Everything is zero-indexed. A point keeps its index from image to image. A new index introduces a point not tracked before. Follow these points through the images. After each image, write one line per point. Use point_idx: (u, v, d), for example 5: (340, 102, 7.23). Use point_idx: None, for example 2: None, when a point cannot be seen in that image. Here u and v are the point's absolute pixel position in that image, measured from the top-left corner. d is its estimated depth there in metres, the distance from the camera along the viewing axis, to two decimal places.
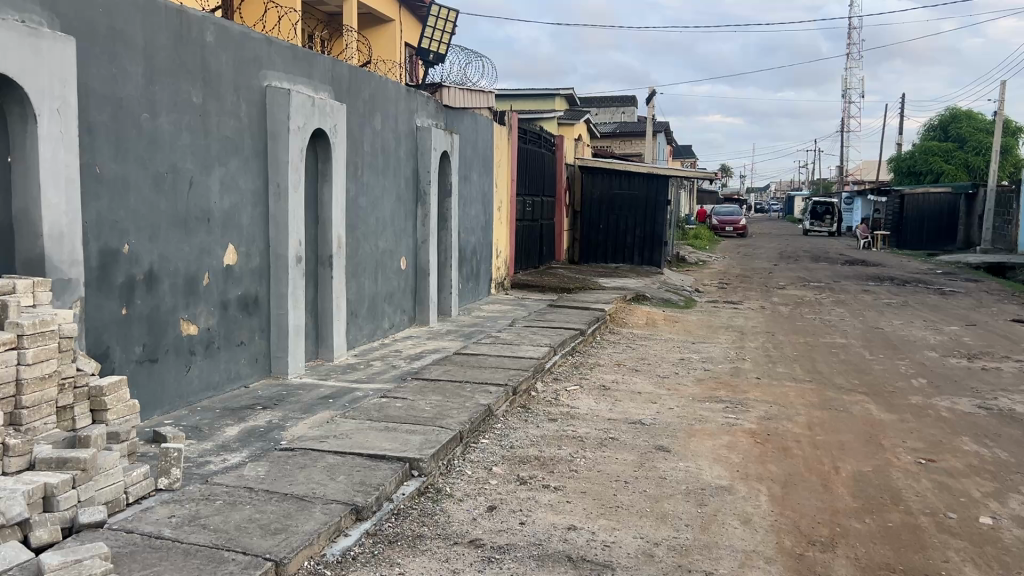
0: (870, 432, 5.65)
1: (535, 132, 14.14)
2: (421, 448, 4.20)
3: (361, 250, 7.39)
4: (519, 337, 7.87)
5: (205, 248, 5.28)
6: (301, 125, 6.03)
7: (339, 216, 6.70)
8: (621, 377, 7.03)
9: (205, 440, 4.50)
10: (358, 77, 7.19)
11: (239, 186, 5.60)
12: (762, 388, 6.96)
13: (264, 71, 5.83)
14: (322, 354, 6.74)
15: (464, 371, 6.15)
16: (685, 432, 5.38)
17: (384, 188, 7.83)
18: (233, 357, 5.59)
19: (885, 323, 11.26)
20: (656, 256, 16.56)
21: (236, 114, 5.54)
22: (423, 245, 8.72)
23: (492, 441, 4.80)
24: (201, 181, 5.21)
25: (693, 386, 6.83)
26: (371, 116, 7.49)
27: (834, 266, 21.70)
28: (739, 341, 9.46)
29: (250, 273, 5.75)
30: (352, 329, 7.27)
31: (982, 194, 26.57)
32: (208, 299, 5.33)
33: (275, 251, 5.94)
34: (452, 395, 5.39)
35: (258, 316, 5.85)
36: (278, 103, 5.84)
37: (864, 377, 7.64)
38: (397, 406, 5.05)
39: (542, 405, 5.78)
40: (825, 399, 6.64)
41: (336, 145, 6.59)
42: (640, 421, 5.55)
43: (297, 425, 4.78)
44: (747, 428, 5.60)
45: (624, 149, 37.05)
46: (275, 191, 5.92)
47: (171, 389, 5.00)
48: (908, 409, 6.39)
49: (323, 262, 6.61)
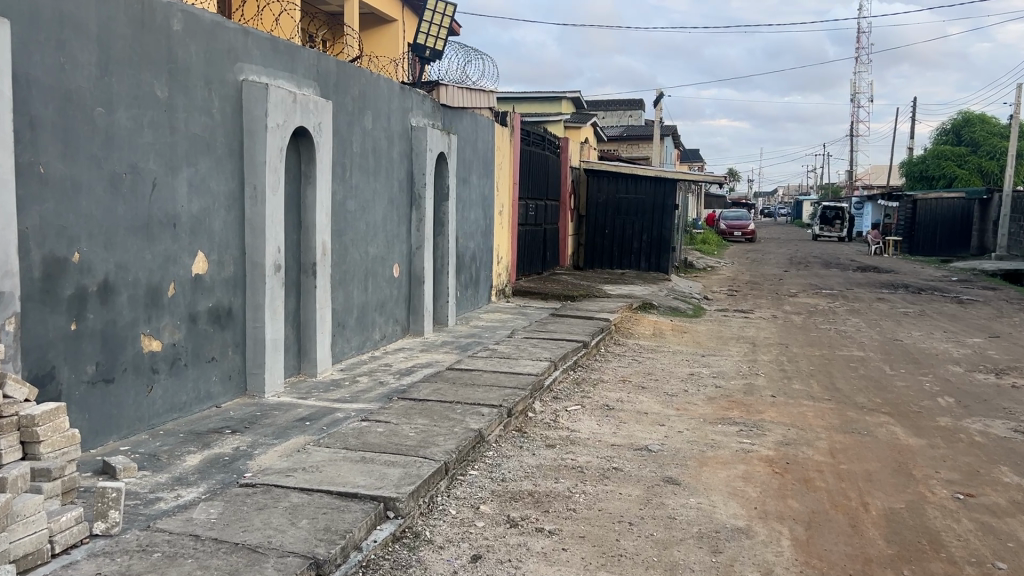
0: (900, 460, 5.16)
1: (538, 134, 13.68)
2: (398, 484, 3.72)
3: (349, 257, 6.92)
4: (518, 350, 7.40)
5: (170, 257, 4.81)
6: (281, 123, 5.58)
7: (324, 221, 6.24)
8: (627, 395, 6.54)
9: (161, 471, 4.03)
10: (346, 71, 6.73)
11: (210, 188, 5.14)
12: (779, 407, 6.46)
13: (240, 64, 5.37)
14: (305, 369, 6.26)
15: (455, 391, 5.66)
16: (695, 461, 4.89)
17: (375, 191, 7.37)
18: (202, 376, 5.13)
19: (904, 334, 10.74)
20: (663, 262, 16.14)
21: (207, 111, 5.09)
22: (417, 252, 8.26)
23: (482, 472, 4.33)
24: (166, 184, 4.75)
25: (704, 405, 6.34)
26: (361, 115, 7.04)
27: (846, 272, 21.18)
28: (751, 354, 8.96)
29: (223, 283, 5.30)
30: (339, 341, 6.81)
31: (997, 198, 25.92)
32: (174, 312, 4.87)
33: (252, 259, 5.48)
34: (441, 418, 4.91)
35: (232, 329, 5.39)
36: (255, 98, 5.39)
37: (888, 395, 7.14)
38: (378, 431, 4.57)
39: (539, 429, 5.30)
40: (847, 421, 6.15)
41: (320, 145, 6.13)
42: (646, 448, 5.07)
43: (265, 454, 4.31)
44: (764, 455, 5.11)
45: (631, 153, 36.61)
46: (252, 194, 5.46)
47: (129, 412, 4.53)
48: (938, 433, 5.89)
49: (306, 270, 6.15)
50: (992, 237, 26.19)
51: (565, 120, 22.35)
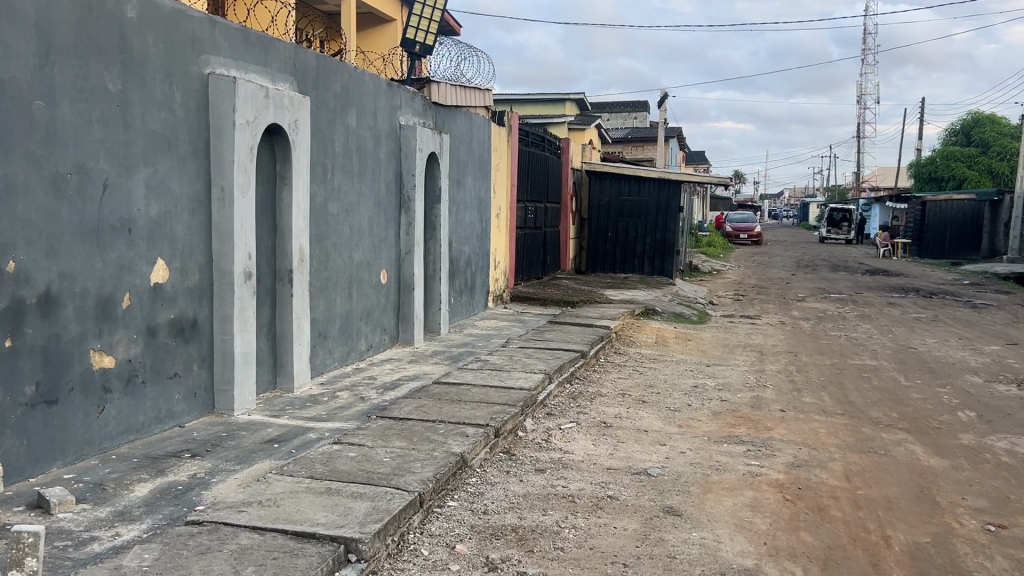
0: (922, 485, 4.73)
1: (537, 134, 13.26)
2: (363, 522, 3.30)
3: (331, 263, 6.52)
4: (511, 361, 6.99)
5: (125, 264, 4.41)
6: (251, 120, 5.18)
7: (301, 225, 5.83)
8: (626, 410, 6.12)
9: (104, 503, 3.62)
10: (327, 65, 6.33)
11: (171, 190, 4.74)
12: (788, 423, 6.04)
13: (206, 56, 4.98)
14: (281, 384, 5.86)
15: (439, 408, 5.24)
16: (699, 487, 4.47)
17: (359, 192, 6.96)
18: (163, 393, 4.73)
19: (918, 342, 10.28)
20: (667, 266, 15.76)
21: (168, 106, 4.69)
22: (407, 257, 7.86)
23: (461, 504, 3.92)
24: (119, 185, 4.34)
25: (708, 422, 5.91)
26: (344, 112, 6.64)
27: (855, 276, 20.69)
28: (758, 364, 8.52)
29: (187, 292, 4.89)
30: (321, 352, 6.40)
31: (1007, 199, 25.49)
32: (130, 325, 4.46)
33: (219, 266, 5.09)
34: (420, 440, 4.49)
35: (197, 342, 4.99)
36: (222, 93, 4.99)
37: (904, 409, 6.70)
38: (349, 457, 4.15)
39: (528, 451, 4.88)
40: (862, 439, 5.71)
41: (297, 144, 5.73)
42: (645, 472, 4.65)
43: (223, 483, 3.90)
44: (773, 480, 4.68)
45: (636, 154, 36.22)
46: (219, 196, 5.06)
47: (78, 436, 4.12)
48: (961, 452, 5.45)
49: (282, 277, 5.74)
50: (1003, 239, 25.79)
51: (568, 121, 21.94)
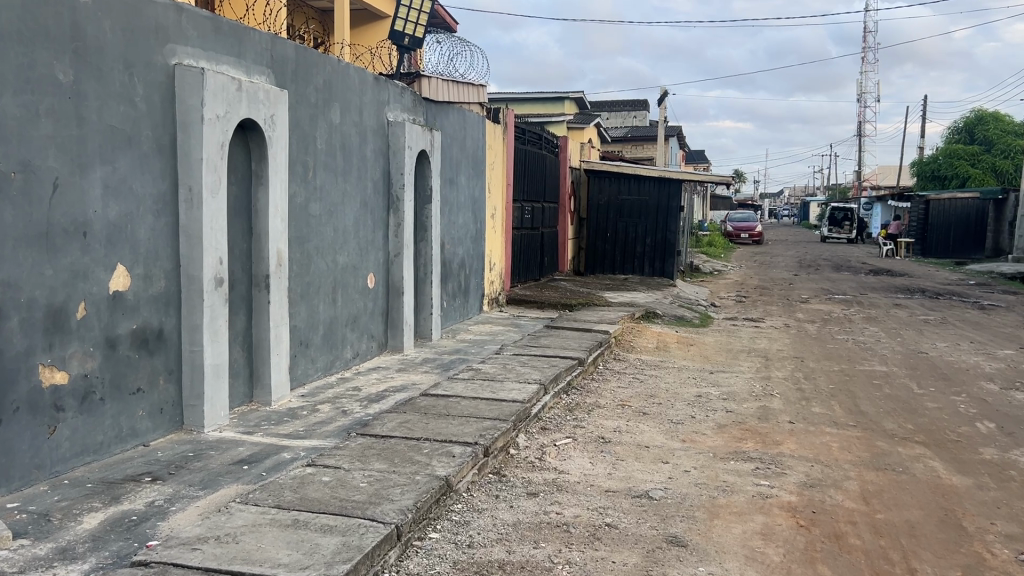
0: (946, 507, 4.37)
1: (534, 132, 12.90)
2: (330, 561, 2.93)
3: (314, 267, 6.16)
4: (504, 370, 6.62)
5: (80, 271, 4.04)
6: (222, 115, 4.82)
7: (278, 227, 5.47)
8: (625, 423, 5.75)
9: (45, 538, 3.26)
10: (307, 57, 5.97)
11: (132, 190, 4.37)
12: (799, 437, 5.68)
13: (172, 46, 4.62)
14: (258, 397, 5.49)
15: (425, 424, 4.86)
16: (705, 512, 4.10)
17: (344, 191, 6.60)
18: (125, 410, 4.37)
19: (928, 346, 9.90)
20: (668, 267, 15.37)
21: (129, 100, 4.32)
22: (396, 260, 7.49)
23: (444, 536, 3.57)
24: (72, 185, 3.98)
25: (714, 436, 5.55)
26: (327, 107, 6.27)
27: (858, 276, 20.35)
28: (764, 370, 8.16)
29: (151, 301, 4.53)
30: (302, 361, 6.04)
31: (1011, 198, 25.20)
32: (86, 337, 4.10)
33: (187, 271, 4.73)
34: (402, 462, 4.14)
35: (163, 354, 4.63)
36: (189, 86, 4.63)
37: (919, 420, 6.33)
38: (323, 482, 3.80)
39: (520, 471, 4.53)
40: (877, 454, 5.35)
41: (273, 141, 5.37)
42: (646, 495, 4.28)
43: (182, 513, 3.55)
44: (784, 502, 4.32)
45: (636, 153, 35.90)
46: (187, 197, 4.70)
47: (25, 461, 3.76)
48: (985, 469, 5.10)
49: (258, 283, 5.38)
50: (1007, 238, 25.43)
51: (567, 119, 21.60)
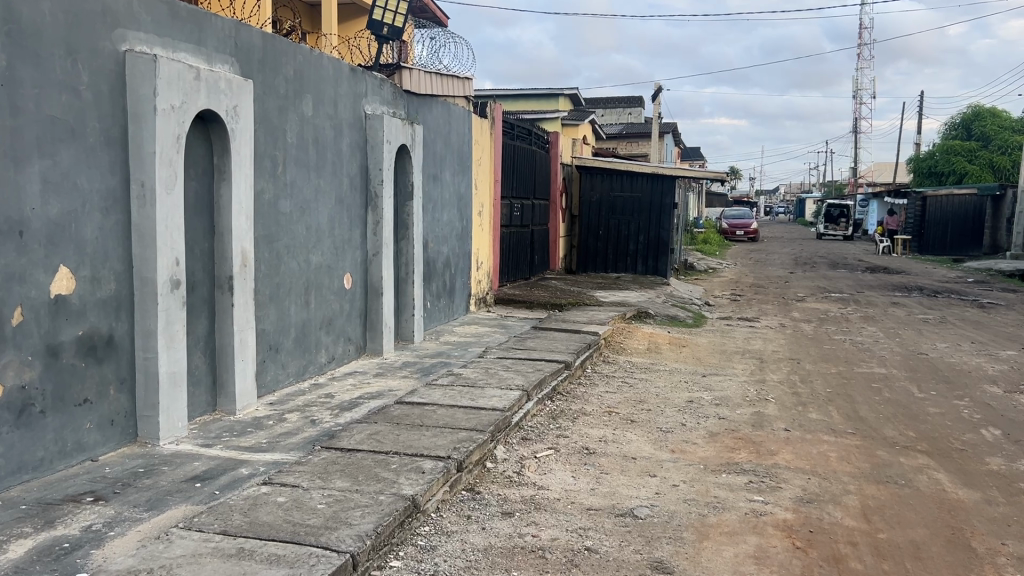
0: (953, 525, 4.07)
1: (523, 127, 12.59)
2: None
3: (284, 267, 5.84)
4: (486, 374, 6.31)
5: (15, 273, 3.71)
6: (178, 105, 4.49)
7: (243, 225, 5.15)
8: (612, 432, 5.45)
9: None
10: (276, 45, 5.64)
11: (77, 185, 4.05)
12: (795, 446, 5.37)
13: (122, 31, 4.29)
14: (221, 406, 5.18)
15: (395, 436, 4.55)
16: (694, 532, 3.80)
17: (317, 187, 6.28)
18: (69, 424, 4.05)
19: (929, 347, 9.60)
20: (661, 265, 15.02)
21: (72, 89, 4.00)
22: (374, 259, 7.18)
23: (408, 564, 3.27)
24: (6, 180, 3.66)
25: (706, 446, 5.25)
26: (298, 99, 5.96)
27: (856, 273, 20.08)
28: (758, 374, 7.85)
29: (100, 305, 4.21)
30: (271, 367, 5.73)
31: (1010, 193, 24.91)
32: (23, 346, 3.77)
33: (141, 273, 4.41)
34: (367, 479, 3.83)
35: (114, 361, 4.30)
36: (141, 74, 4.31)
37: (920, 427, 6.04)
38: (277, 503, 3.49)
39: (496, 488, 4.22)
40: (878, 465, 5.06)
41: (236, 134, 5.05)
42: (631, 514, 3.98)
43: (120, 538, 3.24)
44: (779, 520, 4.01)
45: (631, 150, 35.63)
46: (139, 193, 4.37)
47: None
48: (993, 481, 4.79)
49: (221, 285, 5.06)
50: (1005, 235, 25.19)
51: (560, 115, 21.30)
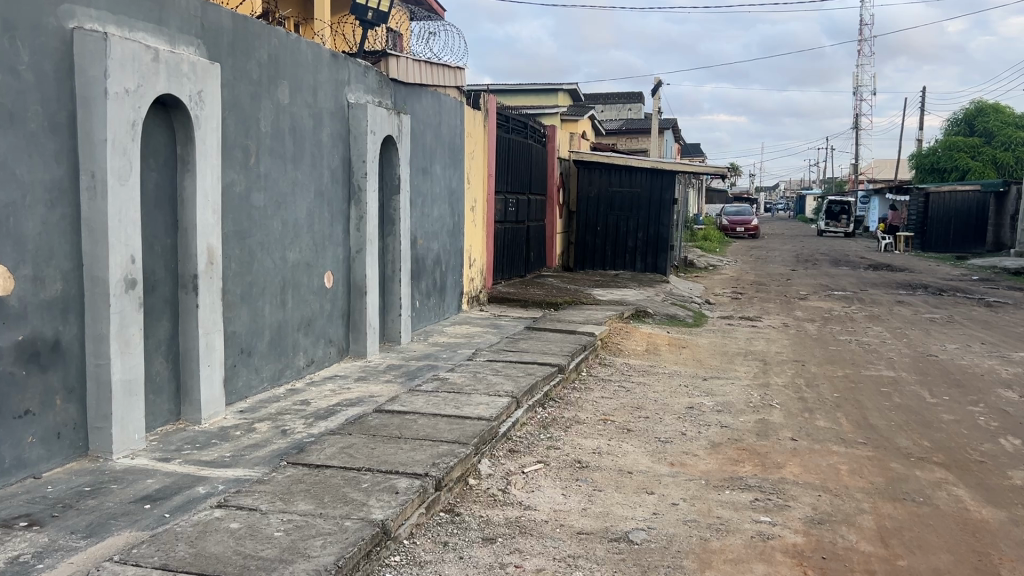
0: (979, 550, 3.71)
1: (519, 120, 12.21)
2: None
3: (257, 265, 5.47)
4: (474, 379, 5.94)
5: None
6: (133, 88, 4.11)
7: (209, 219, 4.77)
8: (607, 443, 5.07)
9: None
10: (248, 27, 5.26)
11: (15, 175, 3.67)
12: (803, 458, 5.00)
13: (69, 6, 3.92)
14: (186, 414, 4.81)
15: (370, 450, 4.18)
16: (694, 560, 3.43)
17: (294, 180, 5.91)
18: (7, 438, 3.68)
19: (937, 348, 9.22)
20: (661, 262, 14.65)
21: (10, 68, 3.63)
22: (357, 257, 6.81)
23: None
24: None
25: (707, 458, 4.88)
26: (273, 85, 5.58)
27: (859, 271, 19.71)
28: (762, 377, 7.48)
29: (43, 307, 3.84)
30: (243, 372, 5.36)
31: (1013, 190, 24.48)
32: None
33: (91, 271, 4.03)
34: (334, 501, 3.46)
35: (61, 369, 3.93)
36: (90, 54, 3.94)
37: (935, 436, 5.67)
38: (229, 531, 3.12)
39: (478, 509, 3.85)
40: (893, 479, 4.69)
41: (200, 121, 4.66)
42: (625, 538, 3.61)
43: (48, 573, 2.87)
44: (789, 545, 3.64)
45: (630, 147, 35.26)
46: (89, 184, 3.99)
47: None
48: (1017, 498, 4.43)
49: (185, 285, 4.69)
50: (1009, 232, 24.81)
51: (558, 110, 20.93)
